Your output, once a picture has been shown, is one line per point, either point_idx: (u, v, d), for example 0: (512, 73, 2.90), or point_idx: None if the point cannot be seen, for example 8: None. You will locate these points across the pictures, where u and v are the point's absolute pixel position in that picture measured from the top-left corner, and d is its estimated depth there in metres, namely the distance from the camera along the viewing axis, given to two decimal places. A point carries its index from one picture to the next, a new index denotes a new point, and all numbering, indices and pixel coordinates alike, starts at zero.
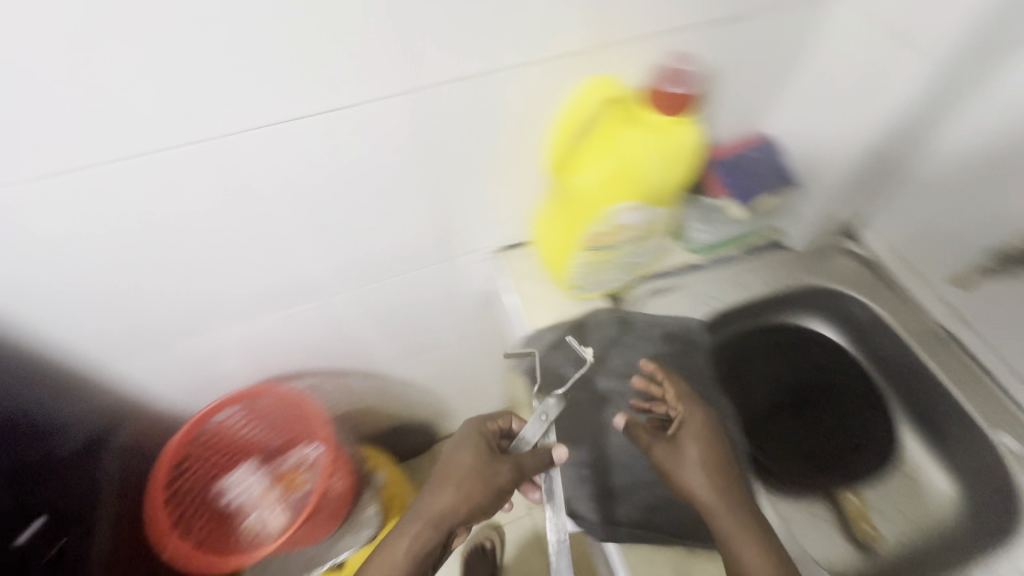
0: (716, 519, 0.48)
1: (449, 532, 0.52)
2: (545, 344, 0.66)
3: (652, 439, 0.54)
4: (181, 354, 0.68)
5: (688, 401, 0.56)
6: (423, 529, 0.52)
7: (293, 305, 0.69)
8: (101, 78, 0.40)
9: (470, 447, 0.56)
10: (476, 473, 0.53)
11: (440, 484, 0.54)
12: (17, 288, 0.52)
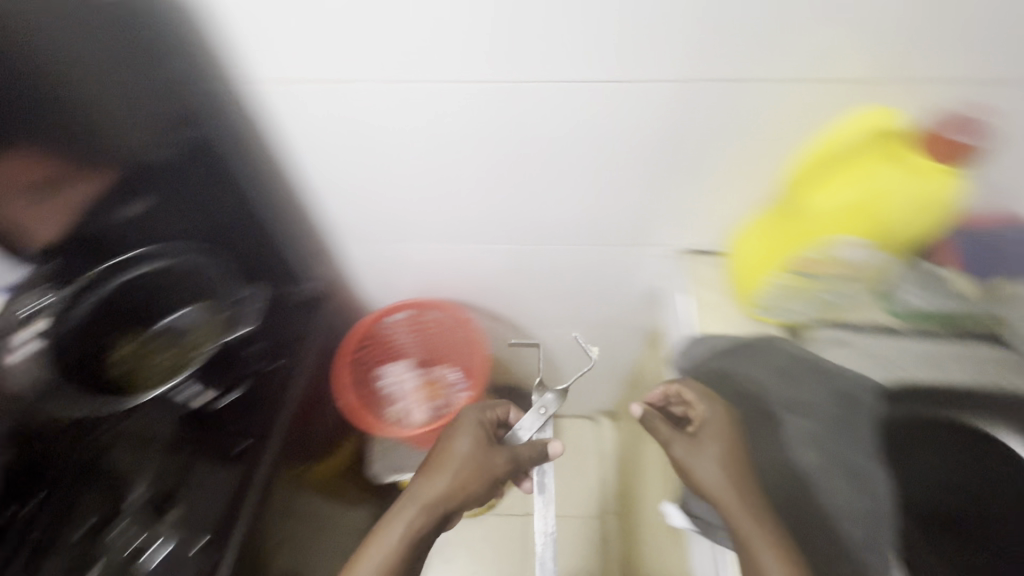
0: (725, 507, 0.56)
1: (440, 514, 0.65)
2: (711, 350, 0.68)
3: (669, 433, 0.64)
4: (397, 252, 0.82)
5: (707, 402, 0.64)
6: (418, 510, 0.65)
7: (494, 243, 0.79)
8: (467, 19, 0.50)
9: (466, 434, 0.71)
10: (470, 461, 0.68)
11: (432, 471, 0.68)
12: (325, 161, 0.66)
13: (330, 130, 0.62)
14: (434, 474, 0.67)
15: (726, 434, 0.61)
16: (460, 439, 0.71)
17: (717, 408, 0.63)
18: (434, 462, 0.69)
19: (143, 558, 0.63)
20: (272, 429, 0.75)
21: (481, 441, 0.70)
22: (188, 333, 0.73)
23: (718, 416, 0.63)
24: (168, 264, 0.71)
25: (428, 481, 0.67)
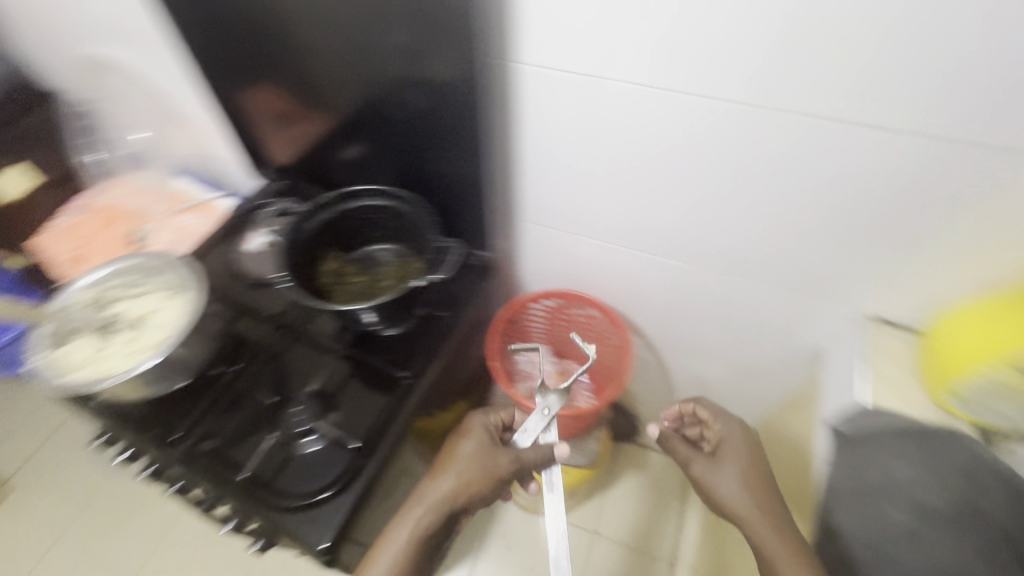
0: (744, 512, 0.77)
1: (447, 509, 0.72)
2: (883, 426, 0.62)
3: (692, 453, 0.86)
4: (570, 245, 0.86)
5: (724, 426, 0.88)
6: (429, 508, 0.72)
7: (669, 258, 0.80)
8: (748, 38, 0.52)
9: (470, 442, 0.78)
10: (476, 463, 0.75)
11: (441, 469, 0.75)
12: (546, 145, 0.71)
13: (562, 116, 0.66)
14: (444, 473, 0.75)
15: (742, 449, 0.84)
16: (468, 446, 0.77)
17: (730, 428, 0.87)
18: (444, 463, 0.76)
19: (304, 440, 0.73)
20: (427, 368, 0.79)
21: (483, 446, 0.77)
22: (383, 266, 0.84)
23: (732, 435, 0.86)
24: (390, 203, 0.80)
25: (437, 480, 0.74)
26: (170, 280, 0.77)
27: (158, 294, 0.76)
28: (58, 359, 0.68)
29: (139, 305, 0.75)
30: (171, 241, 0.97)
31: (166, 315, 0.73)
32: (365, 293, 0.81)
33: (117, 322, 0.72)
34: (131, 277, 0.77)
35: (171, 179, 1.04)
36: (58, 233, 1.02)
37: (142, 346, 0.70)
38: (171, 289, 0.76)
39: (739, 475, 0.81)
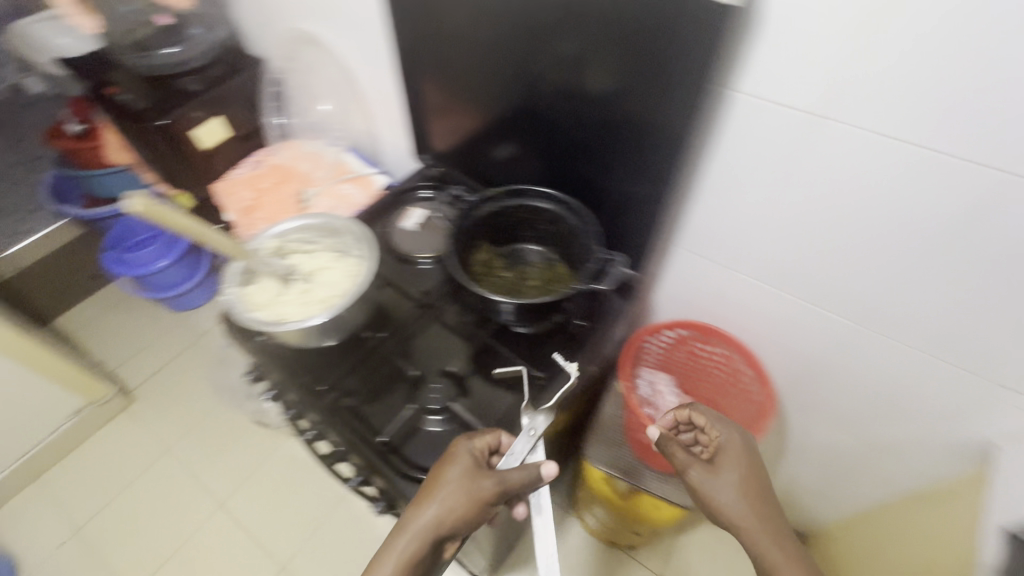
0: (751, 532, 0.68)
1: (429, 542, 0.64)
2: None
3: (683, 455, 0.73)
4: (721, 277, 0.84)
5: (722, 431, 0.75)
6: (409, 541, 0.63)
7: (831, 312, 0.75)
8: (1013, 98, 0.48)
9: (451, 470, 0.66)
10: (459, 488, 0.64)
11: (423, 497, 0.65)
12: (729, 174, 0.70)
13: (758, 147, 0.65)
14: (424, 508, 0.64)
15: (743, 457, 0.72)
16: (450, 467, 0.66)
17: (730, 432, 0.75)
18: (424, 492, 0.66)
19: (427, 418, 0.77)
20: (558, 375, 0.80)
21: (469, 475, 0.65)
22: (529, 265, 0.86)
23: (734, 442, 0.74)
24: (553, 208, 0.82)
25: (420, 510, 0.64)
26: (344, 243, 0.83)
27: (332, 256, 0.82)
28: (247, 298, 0.75)
29: (316, 263, 0.81)
30: (331, 205, 1.06)
31: (338, 277, 0.79)
32: (513, 291, 0.82)
33: (296, 273, 0.78)
34: (310, 233, 0.83)
35: (335, 150, 1.14)
36: (233, 184, 1.12)
37: (317, 301, 0.76)
38: (344, 252, 0.82)
39: (736, 484, 0.70)
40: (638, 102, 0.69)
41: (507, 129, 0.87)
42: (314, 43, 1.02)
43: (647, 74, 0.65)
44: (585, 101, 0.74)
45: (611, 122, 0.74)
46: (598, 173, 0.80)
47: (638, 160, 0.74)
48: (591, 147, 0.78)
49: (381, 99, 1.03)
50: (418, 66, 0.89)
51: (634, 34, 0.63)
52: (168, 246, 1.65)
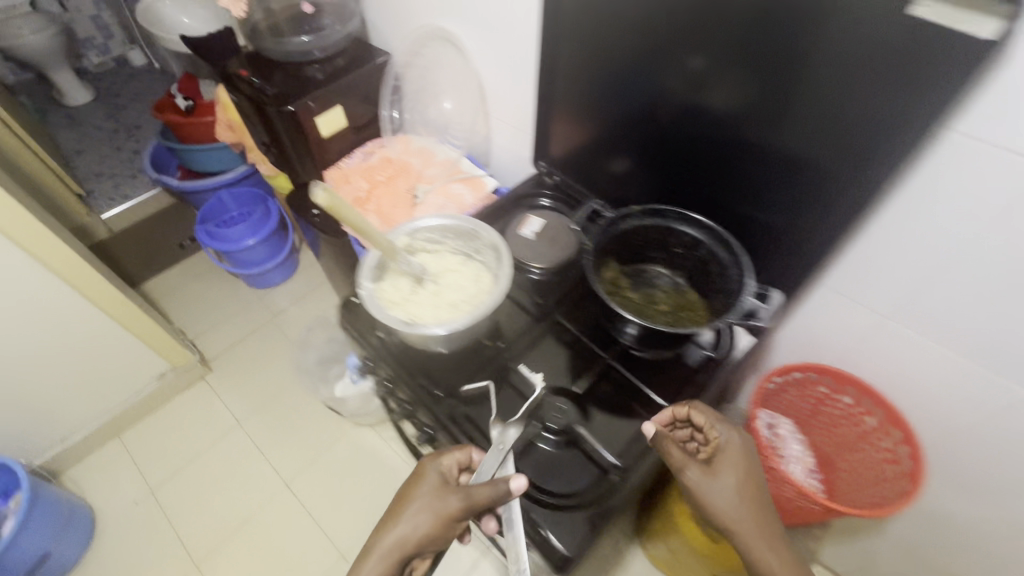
0: (742, 536, 0.64)
1: (397, 560, 0.65)
2: None
3: (682, 457, 0.66)
4: (873, 324, 0.77)
5: (720, 432, 0.68)
6: (376, 560, 0.64)
7: (1009, 379, 0.68)
8: None
9: (418, 490, 0.68)
10: (427, 504, 0.67)
11: (393, 515, 0.67)
12: (915, 216, 0.65)
13: (962, 190, 0.59)
14: (393, 531, 0.66)
15: (742, 463, 0.67)
16: (420, 487, 0.68)
17: (730, 432, 0.69)
18: (394, 512, 0.68)
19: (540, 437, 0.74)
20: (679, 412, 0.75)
21: (436, 495, 0.67)
22: (659, 291, 0.82)
23: (733, 444, 0.68)
24: (698, 235, 0.77)
25: (392, 529, 0.66)
26: (472, 249, 0.81)
27: (459, 261, 0.81)
28: (380, 297, 0.73)
29: (443, 267, 0.80)
30: (441, 205, 1.05)
31: (468, 283, 0.77)
32: (649, 316, 0.77)
33: (427, 275, 0.77)
34: (438, 236, 0.81)
35: (444, 146, 1.12)
36: (343, 174, 1.10)
37: (450, 307, 0.74)
38: (471, 259, 0.81)
39: (738, 487, 0.65)
40: (770, 124, 0.67)
41: (621, 142, 0.87)
42: (445, 41, 1.01)
43: (774, 92, 0.65)
44: (703, 118, 0.74)
45: (735, 140, 0.73)
46: (724, 190, 0.78)
47: (773, 181, 0.71)
48: (710, 165, 0.77)
49: (502, 102, 1.01)
50: (555, 73, 0.86)
51: (760, 52, 0.63)
52: (256, 226, 1.69)
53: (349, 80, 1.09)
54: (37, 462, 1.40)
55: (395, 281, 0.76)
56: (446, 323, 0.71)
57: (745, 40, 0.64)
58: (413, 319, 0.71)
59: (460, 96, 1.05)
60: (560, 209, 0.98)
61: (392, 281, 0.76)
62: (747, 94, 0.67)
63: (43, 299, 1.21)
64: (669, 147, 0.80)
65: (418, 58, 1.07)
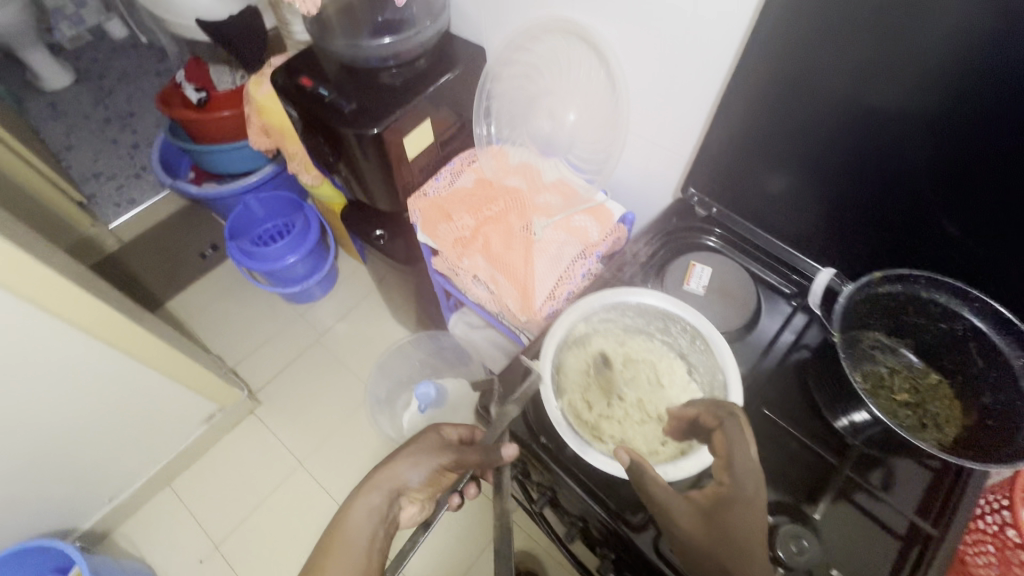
0: None
1: (388, 493, 0.64)
2: None
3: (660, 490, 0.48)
4: None
5: (732, 465, 0.48)
6: (373, 492, 0.63)
7: None
8: None
9: (420, 443, 0.68)
10: (426, 456, 0.67)
11: (392, 458, 0.66)
12: None
13: None
14: (393, 473, 0.65)
15: (760, 521, 0.45)
16: (422, 437, 0.69)
17: (752, 481, 0.46)
18: (395, 458, 0.66)
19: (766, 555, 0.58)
20: (939, 537, 0.59)
21: (438, 451, 0.67)
22: (887, 370, 0.65)
23: (747, 499, 0.46)
24: (952, 306, 0.61)
25: (390, 466, 0.65)
26: (659, 329, 0.64)
27: (642, 345, 0.65)
28: (568, 414, 0.58)
29: (625, 356, 0.64)
30: (562, 243, 0.86)
31: (662, 381, 0.63)
32: (898, 416, 0.61)
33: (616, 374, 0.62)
34: (615, 314, 0.64)
35: (557, 167, 0.91)
36: (437, 205, 0.91)
37: (652, 420, 0.60)
38: (656, 341, 0.65)
39: (735, 543, 0.45)
40: (974, 125, 0.54)
41: (766, 156, 0.72)
42: (572, 35, 0.79)
43: (973, 86, 0.52)
44: (872, 126, 0.60)
45: (926, 148, 0.58)
46: (926, 215, 0.63)
47: (991, 199, 0.57)
48: (889, 184, 0.63)
49: (649, 114, 0.81)
50: (739, 83, 0.67)
51: (951, 37, 0.51)
52: (297, 241, 1.48)
53: (442, 85, 0.87)
54: (86, 526, 1.26)
55: (577, 386, 0.60)
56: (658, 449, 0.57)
57: (929, 26, 0.51)
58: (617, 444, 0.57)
59: (589, 106, 0.83)
60: (729, 252, 0.81)
61: (573, 386, 0.60)
62: (932, 91, 0.55)
63: (77, 360, 1.01)
64: (831, 161, 0.66)
65: (528, 56, 0.85)
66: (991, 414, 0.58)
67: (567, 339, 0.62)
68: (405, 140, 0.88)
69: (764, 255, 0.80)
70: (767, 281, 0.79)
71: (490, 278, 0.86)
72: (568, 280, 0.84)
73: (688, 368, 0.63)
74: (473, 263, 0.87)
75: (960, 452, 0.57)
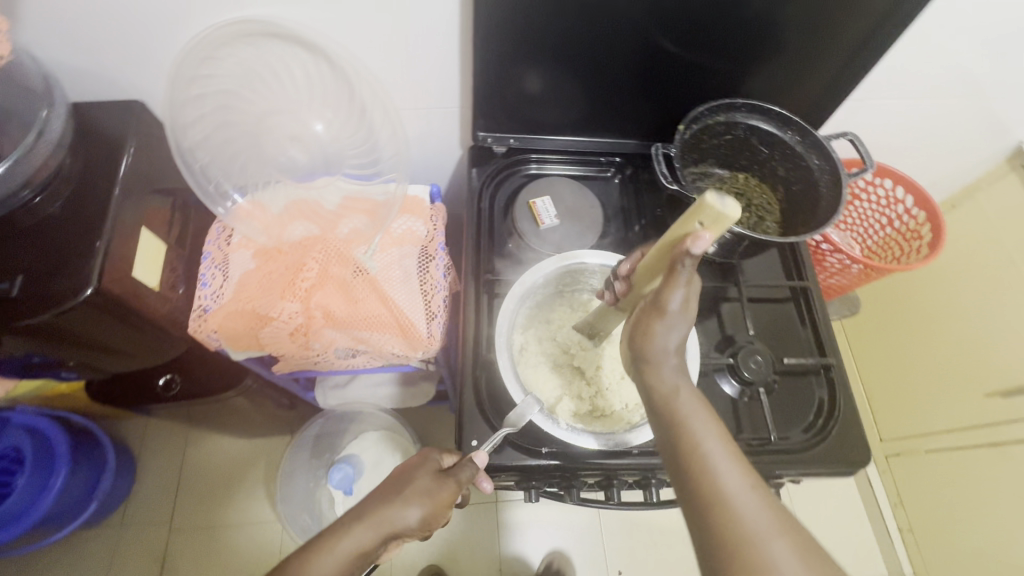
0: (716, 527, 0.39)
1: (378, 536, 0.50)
2: None
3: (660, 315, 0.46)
4: (854, 113, 0.86)
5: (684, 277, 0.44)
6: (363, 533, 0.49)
7: (944, 96, 0.84)
8: None
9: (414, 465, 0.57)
10: (422, 488, 0.54)
11: (380, 493, 0.53)
12: None
13: None
14: (384, 506, 0.51)
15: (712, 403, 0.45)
16: (414, 473, 0.56)
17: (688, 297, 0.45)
18: (385, 488, 0.54)
19: (729, 381, 0.68)
20: (807, 283, 0.75)
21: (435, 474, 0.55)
22: (717, 193, 0.75)
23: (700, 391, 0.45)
24: (729, 117, 0.71)
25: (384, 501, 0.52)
26: (569, 286, 0.67)
27: (569, 309, 0.67)
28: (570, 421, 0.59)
29: (566, 329, 0.66)
30: (400, 260, 0.76)
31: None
32: (749, 225, 0.73)
33: (573, 353, 0.64)
34: (532, 304, 0.65)
35: (333, 186, 0.75)
36: (234, 311, 0.70)
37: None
38: (575, 296, 0.68)
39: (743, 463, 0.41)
40: None
41: (516, 61, 0.69)
42: (260, 36, 0.61)
43: None
44: None
45: None
46: (676, 52, 0.69)
47: (715, 15, 0.64)
48: (627, 33, 0.66)
49: (396, 86, 0.73)
50: (477, 11, 0.61)
51: None
52: (46, 463, 1.00)
53: None
54: None
55: (558, 391, 0.62)
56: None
57: None
58: (624, 410, 0.61)
59: (332, 109, 0.69)
60: (547, 172, 0.81)
61: (556, 393, 0.62)
62: None
63: None
64: (586, 42, 0.67)
65: (220, 85, 0.64)
66: (794, 182, 0.73)
67: (517, 358, 0.63)
68: (134, 270, 0.63)
69: (576, 152, 0.82)
70: (592, 176, 0.82)
71: (360, 342, 0.74)
72: (435, 289, 0.76)
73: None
74: (331, 336, 0.73)
75: (793, 224, 0.73)
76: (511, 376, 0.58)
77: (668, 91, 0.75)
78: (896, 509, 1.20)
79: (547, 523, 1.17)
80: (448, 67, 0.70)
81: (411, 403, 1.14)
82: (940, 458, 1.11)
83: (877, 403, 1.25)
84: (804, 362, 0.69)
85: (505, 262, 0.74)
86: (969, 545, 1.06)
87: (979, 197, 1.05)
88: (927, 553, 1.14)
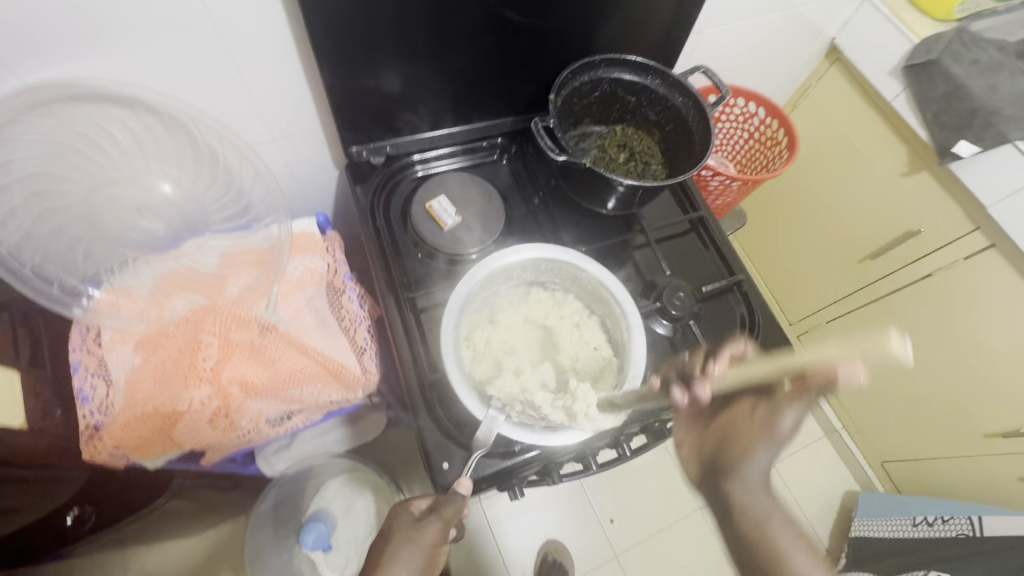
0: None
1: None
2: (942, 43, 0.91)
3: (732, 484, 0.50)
4: (695, 44, 0.92)
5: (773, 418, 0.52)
6: None
7: (762, 15, 0.93)
8: None
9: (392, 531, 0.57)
10: (406, 538, 0.56)
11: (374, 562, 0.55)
12: None
13: None
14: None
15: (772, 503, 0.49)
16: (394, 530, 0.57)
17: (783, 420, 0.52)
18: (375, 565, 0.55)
19: (657, 325, 0.71)
20: (703, 212, 0.81)
21: (412, 523, 0.57)
22: (598, 152, 0.78)
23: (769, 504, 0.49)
24: (597, 76, 0.72)
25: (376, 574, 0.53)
26: (502, 282, 0.67)
27: (507, 307, 0.68)
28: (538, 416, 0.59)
29: (510, 325, 0.67)
30: (309, 303, 0.70)
31: (545, 316, 0.68)
32: (636, 173, 0.77)
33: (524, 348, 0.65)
34: (469, 311, 0.64)
35: (205, 249, 0.66)
36: (133, 419, 0.61)
37: (575, 343, 0.66)
38: (508, 292, 0.68)
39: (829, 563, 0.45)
40: None
41: (356, 63, 0.64)
42: (58, 103, 0.52)
43: None
44: None
45: None
46: (515, 20, 0.67)
47: None
48: (464, 8, 0.63)
49: (241, 122, 0.66)
50: (307, 20, 0.56)
51: None
52: None
53: None
54: None
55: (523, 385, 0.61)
56: (600, 354, 0.65)
57: None
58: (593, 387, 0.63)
59: (178, 164, 0.60)
60: (438, 168, 0.79)
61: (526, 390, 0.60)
62: None
63: None
64: (433, 30, 0.64)
65: (21, 169, 0.52)
66: (665, 122, 0.76)
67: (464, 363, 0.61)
68: None
69: (457, 141, 0.80)
70: (479, 163, 0.81)
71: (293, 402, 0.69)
72: (355, 322, 0.72)
73: (546, 288, 0.69)
74: (262, 404, 0.67)
75: (674, 165, 0.77)
76: (469, 393, 0.57)
77: (522, 58, 0.73)
78: (817, 378, 1.37)
79: (533, 505, 1.18)
80: (287, 84, 0.64)
81: (364, 438, 1.08)
82: (840, 325, 1.27)
83: (779, 293, 1.40)
84: (718, 285, 0.74)
85: (419, 274, 0.71)
86: (877, 390, 1.24)
87: (812, 94, 1.19)
88: (850, 406, 1.32)
